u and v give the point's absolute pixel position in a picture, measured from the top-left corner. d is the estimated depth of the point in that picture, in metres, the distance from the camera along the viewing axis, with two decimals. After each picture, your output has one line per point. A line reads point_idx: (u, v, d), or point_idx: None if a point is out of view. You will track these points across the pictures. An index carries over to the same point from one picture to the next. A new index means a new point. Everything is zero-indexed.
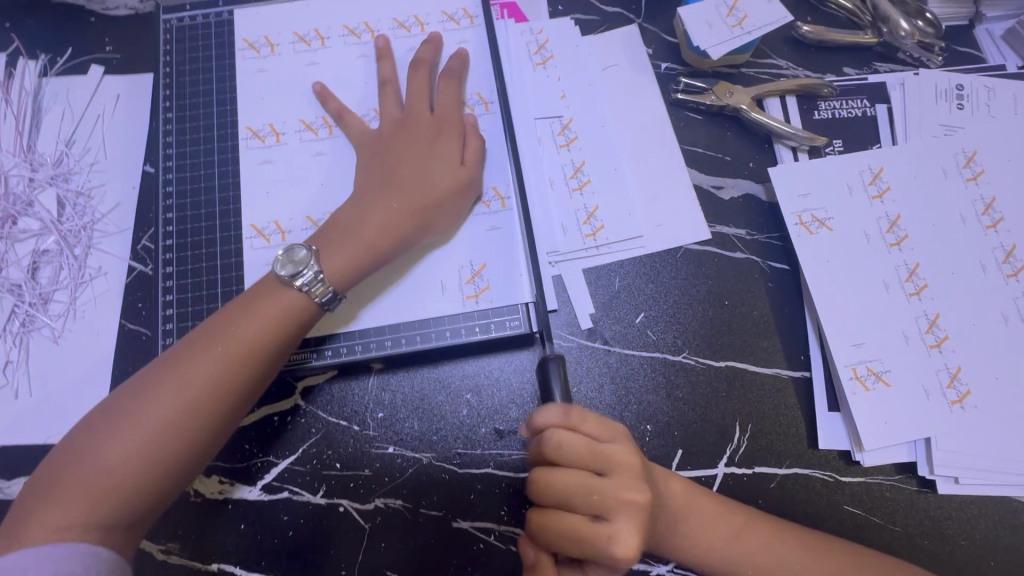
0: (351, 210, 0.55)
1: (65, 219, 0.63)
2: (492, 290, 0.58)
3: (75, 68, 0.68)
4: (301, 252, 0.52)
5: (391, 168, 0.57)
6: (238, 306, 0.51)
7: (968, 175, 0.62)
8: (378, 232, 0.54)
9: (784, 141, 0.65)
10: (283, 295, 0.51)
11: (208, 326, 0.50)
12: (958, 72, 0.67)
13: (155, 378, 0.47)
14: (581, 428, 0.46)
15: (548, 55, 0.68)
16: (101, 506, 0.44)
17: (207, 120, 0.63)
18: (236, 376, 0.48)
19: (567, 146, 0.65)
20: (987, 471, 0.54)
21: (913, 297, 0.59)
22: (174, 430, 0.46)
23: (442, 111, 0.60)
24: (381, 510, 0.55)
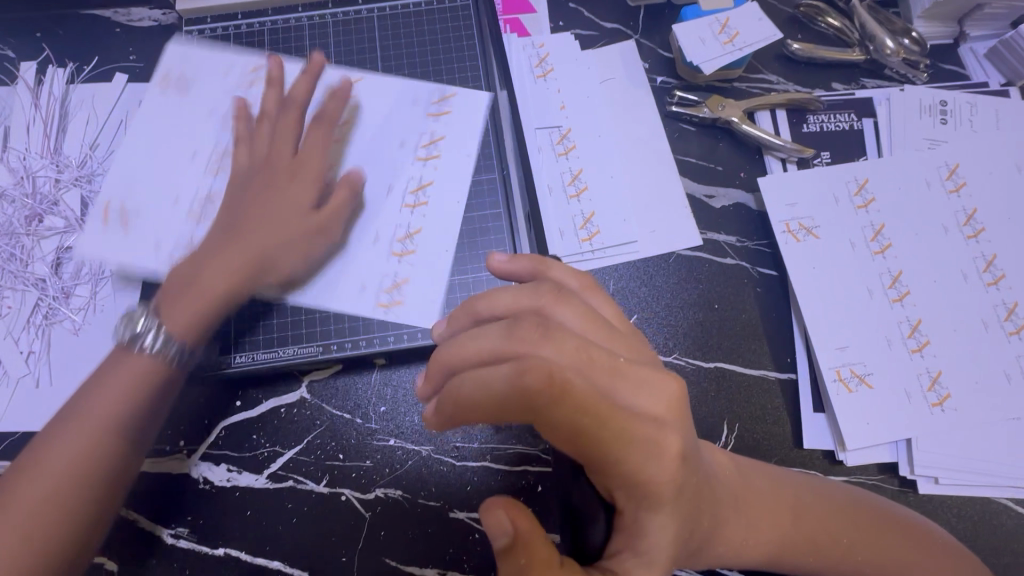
0: (233, 227, 0.56)
1: (88, 218, 0.66)
2: (405, 306, 0.60)
3: (100, 76, 0.71)
4: (138, 312, 0.51)
5: (251, 204, 0.57)
6: (164, 298, 0.53)
7: (950, 186, 0.64)
8: (249, 253, 0.55)
9: (774, 153, 0.68)
10: (164, 324, 0.51)
11: (107, 362, 0.52)
12: (942, 88, 0.70)
13: (72, 402, 0.49)
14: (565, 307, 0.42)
15: (549, 68, 0.71)
16: (23, 537, 0.43)
17: (165, 119, 0.65)
18: (150, 387, 0.51)
19: (565, 155, 0.68)
20: (966, 471, 0.56)
21: (895, 303, 0.61)
22: (104, 443, 0.48)
23: (301, 154, 0.59)
24: (381, 500, 0.58)
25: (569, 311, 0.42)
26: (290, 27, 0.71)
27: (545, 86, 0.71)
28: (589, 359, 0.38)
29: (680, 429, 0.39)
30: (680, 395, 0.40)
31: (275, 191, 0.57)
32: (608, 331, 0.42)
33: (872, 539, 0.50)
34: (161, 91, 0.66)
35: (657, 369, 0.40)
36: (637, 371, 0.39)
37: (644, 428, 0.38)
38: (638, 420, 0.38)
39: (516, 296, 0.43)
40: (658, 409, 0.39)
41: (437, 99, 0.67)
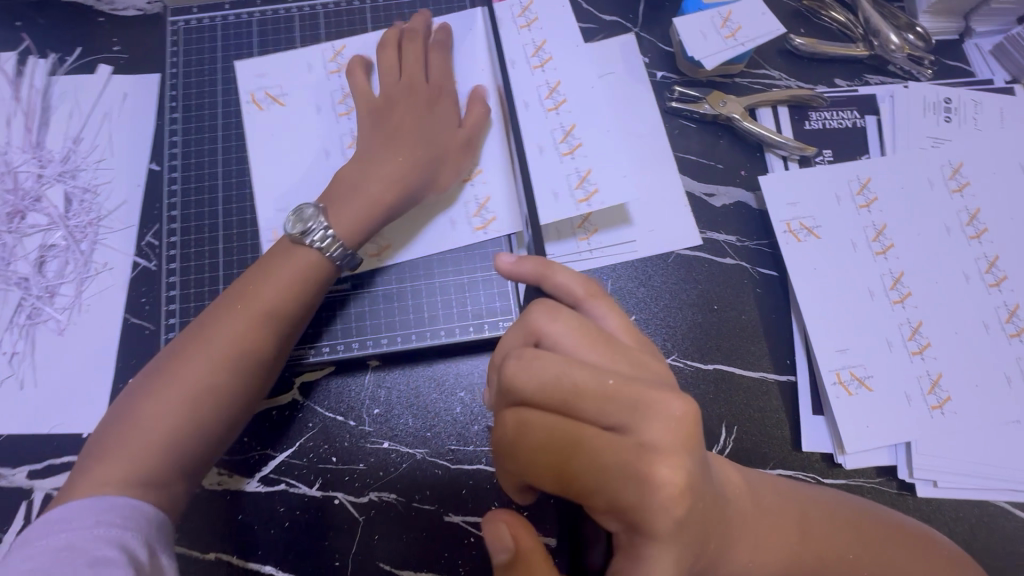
0: (387, 136, 0.58)
1: (72, 215, 0.65)
2: (500, 220, 0.61)
3: (83, 67, 0.69)
4: (309, 208, 0.54)
5: (397, 123, 0.59)
6: (335, 196, 0.56)
7: (953, 186, 0.63)
8: (406, 165, 0.57)
9: (775, 151, 0.67)
10: (334, 226, 0.54)
11: (265, 256, 0.54)
12: (947, 85, 0.68)
13: (220, 315, 0.50)
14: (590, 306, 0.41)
15: (546, 57, 0.67)
16: (175, 442, 0.46)
17: (270, 133, 0.63)
18: (308, 285, 0.53)
19: (555, 110, 0.64)
20: (965, 475, 0.56)
21: (897, 304, 0.60)
22: (254, 351, 0.50)
23: (437, 80, 0.62)
24: (375, 504, 0.57)
25: (601, 309, 0.41)
26: (280, 17, 0.68)
27: (541, 78, 0.66)
28: (573, 376, 0.34)
29: (674, 460, 0.34)
30: (685, 422, 0.34)
31: (415, 108, 0.60)
32: (614, 346, 0.38)
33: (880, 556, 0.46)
34: (260, 110, 0.64)
35: (663, 393, 0.34)
36: (635, 393, 0.34)
37: (624, 454, 0.34)
38: (619, 445, 0.34)
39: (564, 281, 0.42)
40: (655, 434, 0.34)
41: (546, 92, 0.65)
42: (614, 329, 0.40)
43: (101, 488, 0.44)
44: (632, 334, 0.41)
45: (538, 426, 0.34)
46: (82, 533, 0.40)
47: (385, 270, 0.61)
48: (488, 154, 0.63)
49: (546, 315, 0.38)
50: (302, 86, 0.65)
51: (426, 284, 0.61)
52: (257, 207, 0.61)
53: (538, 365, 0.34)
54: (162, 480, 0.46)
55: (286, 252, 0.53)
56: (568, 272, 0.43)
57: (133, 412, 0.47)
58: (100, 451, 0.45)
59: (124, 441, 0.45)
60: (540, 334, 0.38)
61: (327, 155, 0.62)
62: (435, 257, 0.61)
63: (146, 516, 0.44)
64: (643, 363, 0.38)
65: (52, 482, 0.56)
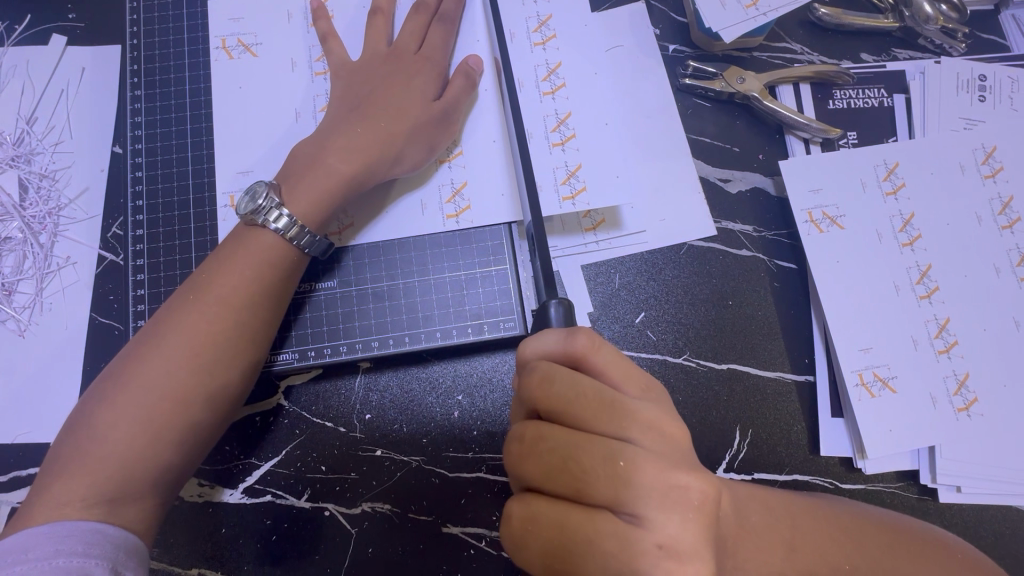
0: (350, 112, 0.53)
1: (29, 204, 0.59)
2: (474, 209, 0.56)
3: (35, 38, 0.62)
4: (261, 186, 0.49)
5: (365, 97, 0.54)
6: (291, 172, 0.51)
7: (986, 171, 0.59)
8: (369, 141, 0.51)
9: (796, 132, 0.62)
10: (288, 206, 0.49)
11: (224, 244, 0.49)
12: (981, 61, 0.63)
13: (175, 311, 0.46)
14: (591, 359, 0.35)
15: (550, 33, 0.62)
16: (136, 452, 0.42)
17: (235, 84, 0.57)
18: (273, 271, 0.48)
19: (551, 94, 0.60)
20: (990, 480, 0.53)
21: (923, 300, 0.56)
22: (218, 345, 0.45)
23: (428, 50, 0.57)
24: (368, 515, 0.53)
25: (604, 362, 0.35)
26: None
27: (540, 56, 0.61)
28: (580, 460, 0.32)
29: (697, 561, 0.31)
30: (703, 510, 0.31)
31: (384, 81, 0.54)
32: (621, 413, 0.33)
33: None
34: (231, 60, 0.58)
35: (675, 472, 0.32)
36: (646, 478, 0.31)
37: (642, 556, 0.31)
38: (637, 544, 0.31)
39: (556, 339, 0.36)
40: (672, 529, 0.31)
41: (545, 73, 0.60)
42: (617, 383, 0.35)
43: (60, 509, 0.39)
44: (638, 385, 0.36)
45: (548, 523, 0.32)
46: (41, 565, 0.36)
47: (374, 265, 0.56)
48: (484, 136, 0.57)
49: (538, 387, 0.34)
50: (278, 59, 0.58)
51: (419, 282, 0.56)
52: (218, 175, 0.56)
53: (544, 452, 0.33)
54: (126, 495, 0.41)
55: (246, 238, 0.49)
56: (545, 333, 0.36)
57: (87, 423, 0.42)
58: (56, 468, 0.41)
59: (81, 456, 0.41)
60: (539, 407, 0.35)
61: (298, 117, 0.57)
62: (429, 250, 0.56)
63: (113, 541, 0.40)
64: (659, 430, 0.33)
65: (19, 496, 0.53)
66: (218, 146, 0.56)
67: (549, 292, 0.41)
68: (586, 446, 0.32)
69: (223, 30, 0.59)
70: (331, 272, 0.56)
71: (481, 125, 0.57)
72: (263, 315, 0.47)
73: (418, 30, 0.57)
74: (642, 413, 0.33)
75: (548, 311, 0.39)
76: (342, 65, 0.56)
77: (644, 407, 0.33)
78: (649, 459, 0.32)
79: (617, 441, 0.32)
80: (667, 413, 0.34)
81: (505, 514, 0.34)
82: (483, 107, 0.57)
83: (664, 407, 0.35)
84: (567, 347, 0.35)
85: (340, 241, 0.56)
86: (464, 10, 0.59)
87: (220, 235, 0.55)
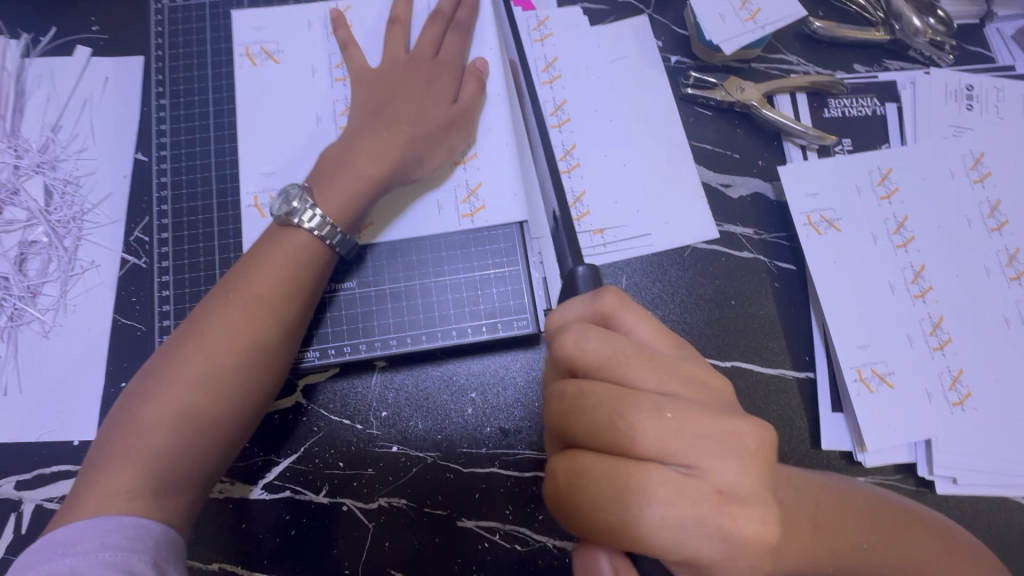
0: (373, 118, 0.55)
1: (54, 208, 0.61)
2: (489, 209, 0.58)
3: (60, 49, 0.64)
4: (295, 189, 0.51)
5: (387, 102, 0.56)
6: (320, 175, 0.53)
7: (975, 176, 0.62)
8: (393, 144, 0.54)
9: (793, 140, 0.65)
10: (320, 206, 0.51)
11: (257, 243, 0.51)
12: (968, 72, 0.67)
13: (214, 308, 0.47)
14: (617, 317, 0.37)
15: (556, 74, 0.65)
16: (180, 445, 0.43)
17: (257, 91, 0.60)
18: (305, 269, 0.50)
19: (559, 127, 0.64)
20: (985, 471, 0.55)
21: (917, 299, 0.59)
22: (255, 341, 0.47)
23: (444, 57, 0.59)
24: (385, 510, 0.55)
25: (632, 321, 0.37)
26: None
27: (548, 94, 0.64)
28: (624, 415, 0.33)
29: (758, 507, 0.32)
30: (757, 455, 0.32)
31: (404, 85, 0.57)
32: (660, 362, 0.35)
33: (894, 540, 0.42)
34: (254, 66, 0.60)
35: (725, 419, 0.33)
36: (698, 427, 0.32)
37: (701, 502, 0.32)
38: (696, 491, 0.32)
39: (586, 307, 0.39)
40: (728, 472, 0.32)
41: (552, 108, 0.64)
42: (650, 342, 0.37)
43: (108, 501, 0.41)
44: (668, 343, 0.38)
45: (599, 475, 0.33)
46: (90, 559, 0.38)
47: (391, 267, 0.58)
48: (496, 141, 0.60)
49: (575, 346, 0.36)
50: (299, 69, 0.60)
51: (435, 282, 0.58)
52: (241, 178, 0.58)
53: (589, 408, 0.35)
54: (170, 486, 0.43)
55: (280, 238, 0.50)
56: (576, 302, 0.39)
57: (130, 418, 0.44)
58: (100, 461, 0.43)
59: (125, 450, 0.42)
60: (577, 367, 0.36)
61: (319, 122, 0.59)
62: (444, 252, 0.58)
63: (155, 536, 0.41)
64: (698, 382, 0.35)
65: (44, 493, 0.54)
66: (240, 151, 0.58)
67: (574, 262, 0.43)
68: (629, 401, 0.34)
69: (246, 38, 0.61)
70: (350, 273, 0.58)
71: (493, 132, 0.60)
72: (297, 312, 0.49)
73: (434, 39, 0.59)
74: (678, 366, 0.35)
75: (576, 275, 0.42)
76: (361, 73, 0.59)
77: (684, 362, 0.35)
78: (696, 408, 0.33)
79: (659, 395, 0.34)
80: (704, 366, 0.37)
81: (549, 471, 0.36)
82: (495, 114, 0.60)
83: (699, 361, 0.37)
84: (597, 309, 0.38)
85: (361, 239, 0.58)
86: (477, 21, 0.62)
87: (243, 237, 0.57)
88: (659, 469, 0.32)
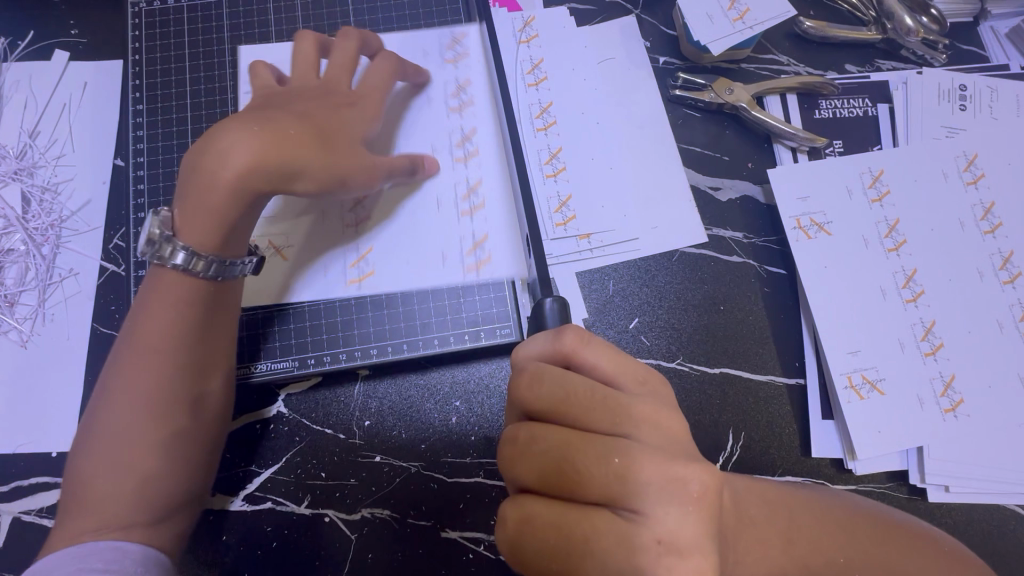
0: (245, 120, 0.48)
1: (32, 216, 0.60)
2: (490, 206, 0.55)
3: (37, 54, 0.63)
4: (153, 225, 0.47)
5: (279, 106, 0.50)
6: (185, 202, 0.47)
7: (968, 178, 0.61)
8: (271, 145, 0.46)
9: (783, 141, 0.64)
10: (186, 240, 0.46)
11: (146, 279, 0.48)
12: (961, 71, 0.65)
13: (125, 343, 0.46)
14: (579, 354, 0.35)
15: (542, 75, 0.64)
16: (132, 489, 0.43)
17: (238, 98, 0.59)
18: (204, 281, 0.47)
19: (544, 130, 0.63)
20: (977, 479, 0.54)
21: (909, 304, 0.58)
22: (174, 362, 0.45)
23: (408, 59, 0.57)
24: (367, 521, 0.54)
25: (593, 357, 0.35)
26: None
27: (534, 95, 0.63)
28: (576, 460, 0.32)
29: (700, 558, 0.31)
30: (702, 502, 0.31)
31: (297, 95, 0.51)
32: (618, 409, 0.34)
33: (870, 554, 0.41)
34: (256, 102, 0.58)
35: (674, 464, 0.32)
36: (645, 473, 0.31)
37: (645, 550, 0.31)
38: (639, 539, 0.31)
39: (544, 341, 0.36)
40: (671, 521, 0.31)
41: (537, 111, 0.63)
42: (612, 378, 0.35)
43: (75, 541, 0.41)
44: (633, 378, 0.36)
45: (544, 525, 0.32)
46: None
47: None
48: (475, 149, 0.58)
49: (529, 388, 0.34)
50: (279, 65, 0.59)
51: (417, 289, 0.57)
52: None
53: (540, 451, 0.33)
54: (136, 517, 0.43)
55: (163, 270, 0.47)
56: (530, 342, 0.37)
57: (82, 463, 0.44)
58: (66, 507, 0.43)
59: (83, 500, 0.43)
60: (530, 407, 0.35)
61: None
62: None
63: (134, 557, 0.42)
64: (655, 423, 0.34)
65: (21, 506, 0.53)
66: None
67: (545, 291, 0.42)
68: (580, 443, 0.33)
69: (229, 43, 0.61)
70: (329, 280, 0.57)
71: None
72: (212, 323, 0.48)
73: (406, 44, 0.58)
74: (638, 407, 0.34)
75: (543, 307, 0.40)
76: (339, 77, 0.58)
77: (640, 401, 0.34)
78: (646, 452, 0.32)
79: (613, 437, 0.33)
80: (665, 406, 0.35)
81: (499, 518, 0.33)
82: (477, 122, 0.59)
83: (663, 403, 0.35)
84: (556, 347, 0.36)
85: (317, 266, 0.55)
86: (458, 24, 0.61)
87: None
88: (610, 519, 0.31)
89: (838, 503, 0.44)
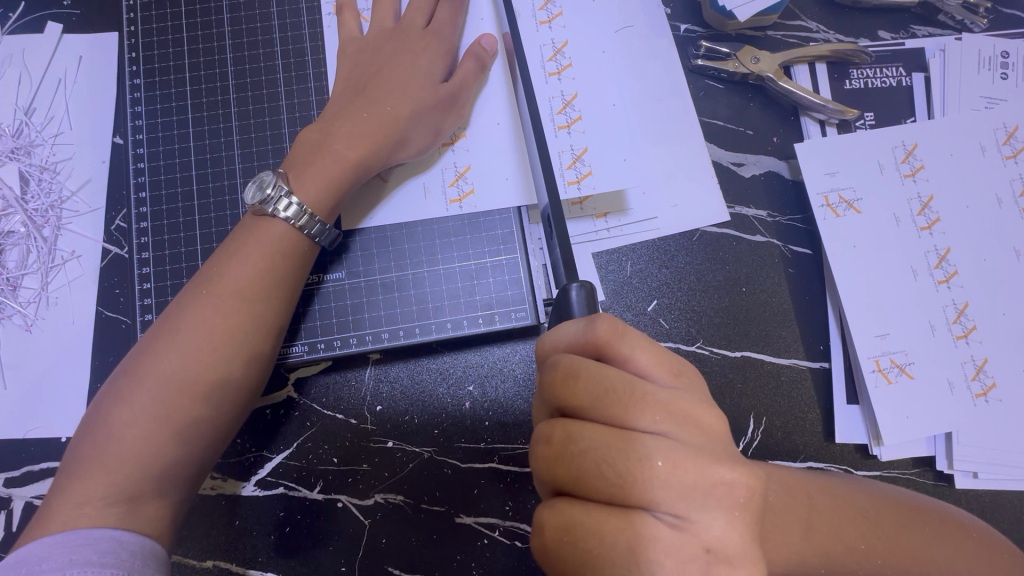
0: (353, 95, 0.52)
1: (31, 197, 0.58)
2: (478, 193, 0.55)
3: (29, 26, 0.61)
4: (268, 176, 0.48)
5: (370, 78, 0.53)
6: (298, 160, 0.50)
7: (1007, 152, 0.57)
8: (374, 124, 0.50)
9: (812, 114, 0.60)
10: (296, 193, 0.48)
11: (231, 238, 0.49)
12: (1002, 37, 0.62)
13: (185, 305, 0.46)
14: (608, 344, 0.34)
15: (557, 11, 0.59)
16: (151, 450, 0.42)
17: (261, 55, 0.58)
18: (276, 262, 0.47)
19: (558, 74, 0.57)
20: (1005, 465, 0.53)
21: (942, 285, 0.55)
22: (234, 339, 0.45)
23: (433, 27, 0.55)
24: (380, 506, 0.53)
25: (629, 347, 0.34)
26: None
27: (547, 35, 0.58)
28: (609, 459, 0.31)
29: (751, 567, 0.29)
30: (749, 507, 0.30)
31: (382, 65, 0.53)
32: (650, 404, 0.32)
33: (907, 550, 0.40)
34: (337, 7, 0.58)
35: (719, 467, 0.30)
36: (688, 477, 0.30)
37: (689, 560, 0.29)
38: (683, 548, 0.30)
39: (577, 324, 0.35)
40: (719, 529, 0.30)
41: (551, 53, 0.58)
42: (646, 371, 0.34)
43: (80, 509, 0.40)
44: (669, 370, 0.34)
45: (586, 531, 0.31)
46: None
47: (382, 256, 0.55)
48: (489, 119, 0.56)
49: (561, 379, 0.33)
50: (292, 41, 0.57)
51: (429, 272, 0.55)
52: (231, 162, 0.56)
53: (576, 454, 0.32)
54: (145, 493, 0.42)
55: (253, 230, 0.48)
56: (568, 324, 0.36)
57: (106, 421, 0.42)
58: (76, 465, 0.42)
59: (97, 455, 0.41)
60: (563, 405, 0.33)
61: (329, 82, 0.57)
62: (439, 239, 0.56)
63: (130, 549, 0.39)
64: (695, 420, 0.32)
65: (34, 491, 0.53)
66: (227, 137, 0.56)
67: (568, 275, 0.40)
68: (612, 441, 0.31)
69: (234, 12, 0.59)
70: (339, 262, 0.55)
71: (491, 107, 0.56)
72: (275, 306, 0.47)
73: (425, 7, 0.56)
74: (672, 400, 0.32)
75: (569, 295, 0.38)
76: (351, 43, 0.55)
77: (673, 396, 0.32)
78: (688, 453, 0.30)
79: (646, 436, 0.31)
80: (702, 401, 0.33)
81: (538, 523, 0.32)
82: (493, 94, 0.56)
83: (699, 395, 0.34)
84: (588, 336, 0.34)
85: (364, 217, 0.55)
86: None
87: (228, 227, 0.55)
88: (647, 522, 0.30)
89: (879, 496, 0.42)
